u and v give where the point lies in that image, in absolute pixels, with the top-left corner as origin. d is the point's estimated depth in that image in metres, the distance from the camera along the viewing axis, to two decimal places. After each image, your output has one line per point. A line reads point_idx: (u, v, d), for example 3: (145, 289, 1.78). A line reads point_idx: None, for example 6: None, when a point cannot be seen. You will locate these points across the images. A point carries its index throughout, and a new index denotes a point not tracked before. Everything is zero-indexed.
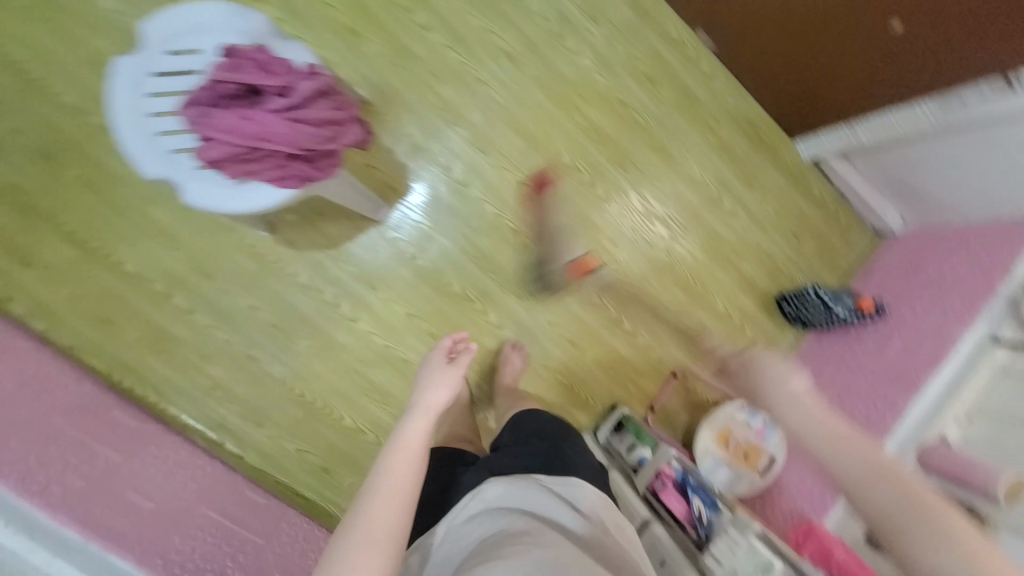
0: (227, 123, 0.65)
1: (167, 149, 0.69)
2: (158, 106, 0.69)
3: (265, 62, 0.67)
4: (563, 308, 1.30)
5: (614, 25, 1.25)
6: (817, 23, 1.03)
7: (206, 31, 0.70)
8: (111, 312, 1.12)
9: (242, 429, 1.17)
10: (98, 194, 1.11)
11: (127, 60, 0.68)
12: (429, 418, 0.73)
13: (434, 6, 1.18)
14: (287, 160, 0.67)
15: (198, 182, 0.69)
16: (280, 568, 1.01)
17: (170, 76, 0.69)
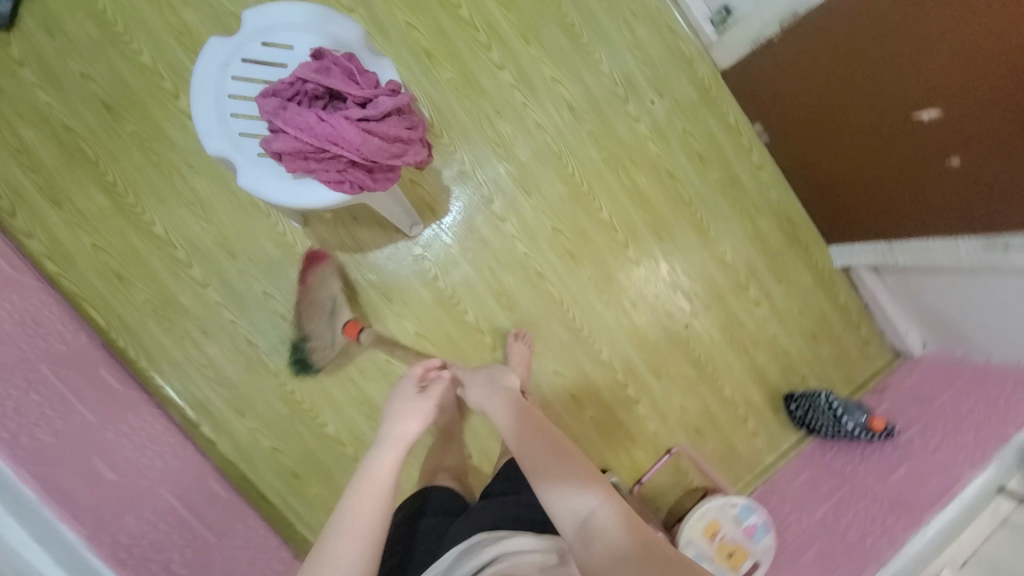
0: (300, 120, 0.65)
1: (235, 131, 0.70)
2: (238, 90, 0.71)
3: (350, 71, 0.68)
4: (570, 360, 1.28)
5: (676, 101, 1.29)
6: (873, 141, 1.06)
7: (303, 30, 0.72)
8: (127, 269, 1.11)
9: (222, 415, 1.13)
10: (146, 152, 1.11)
11: (220, 42, 0.70)
12: (399, 456, 0.67)
13: (511, 47, 1.22)
14: (348, 167, 0.67)
15: (257, 168, 0.70)
16: (226, 572, 0.96)
17: (257, 65, 0.71)
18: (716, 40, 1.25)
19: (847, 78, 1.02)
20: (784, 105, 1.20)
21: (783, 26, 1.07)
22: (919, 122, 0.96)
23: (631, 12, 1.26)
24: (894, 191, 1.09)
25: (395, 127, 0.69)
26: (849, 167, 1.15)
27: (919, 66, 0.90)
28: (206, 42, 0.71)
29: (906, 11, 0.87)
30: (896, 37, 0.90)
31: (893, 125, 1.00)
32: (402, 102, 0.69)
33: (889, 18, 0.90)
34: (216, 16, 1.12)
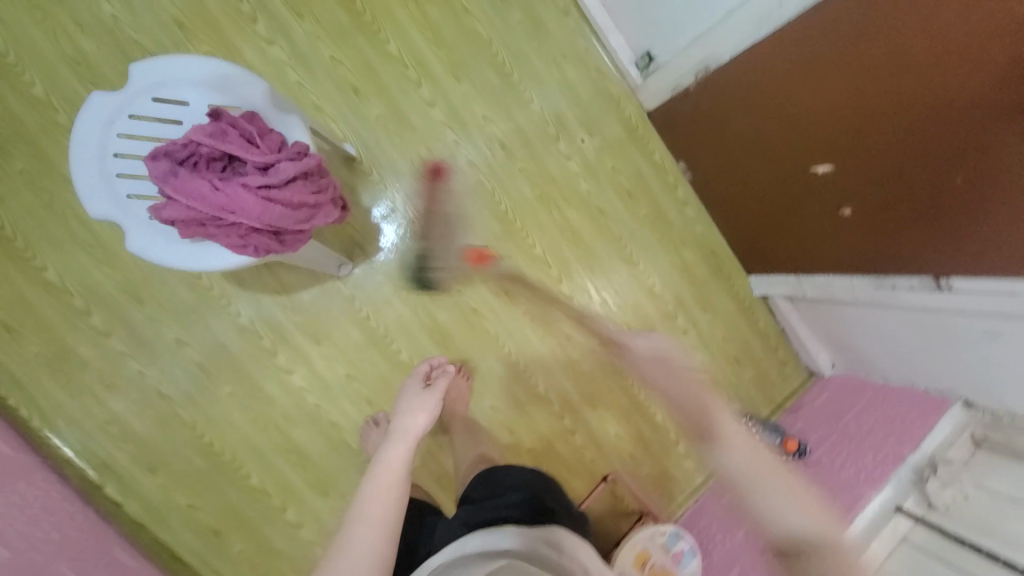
0: (191, 186, 0.62)
1: (123, 194, 0.68)
2: (126, 149, 0.68)
3: (253, 135, 0.66)
4: (508, 395, 1.28)
5: (606, 140, 1.33)
6: (779, 186, 1.14)
7: (197, 84, 0.69)
8: (18, 319, 1.02)
9: (132, 472, 1.06)
10: (39, 192, 1.02)
11: (104, 98, 0.67)
12: (409, 440, 0.81)
13: (442, 84, 1.21)
14: (247, 234, 0.65)
15: (149, 231, 0.68)
16: None
17: (148, 123, 0.68)
18: (641, 81, 1.28)
19: (753, 128, 1.09)
20: (701, 147, 1.27)
21: (699, 74, 1.12)
22: (815, 176, 1.04)
23: (563, 51, 1.28)
24: (799, 231, 1.18)
25: (302, 193, 0.66)
26: (760, 208, 1.23)
27: (812, 124, 0.97)
28: (90, 98, 0.67)
29: (795, 80, 0.95)
30: (791, 96, 0.97)
31: (794, 173, 1.08)
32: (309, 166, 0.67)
33: (785, 78, 0.96)
34: (120, 46, 1.04)
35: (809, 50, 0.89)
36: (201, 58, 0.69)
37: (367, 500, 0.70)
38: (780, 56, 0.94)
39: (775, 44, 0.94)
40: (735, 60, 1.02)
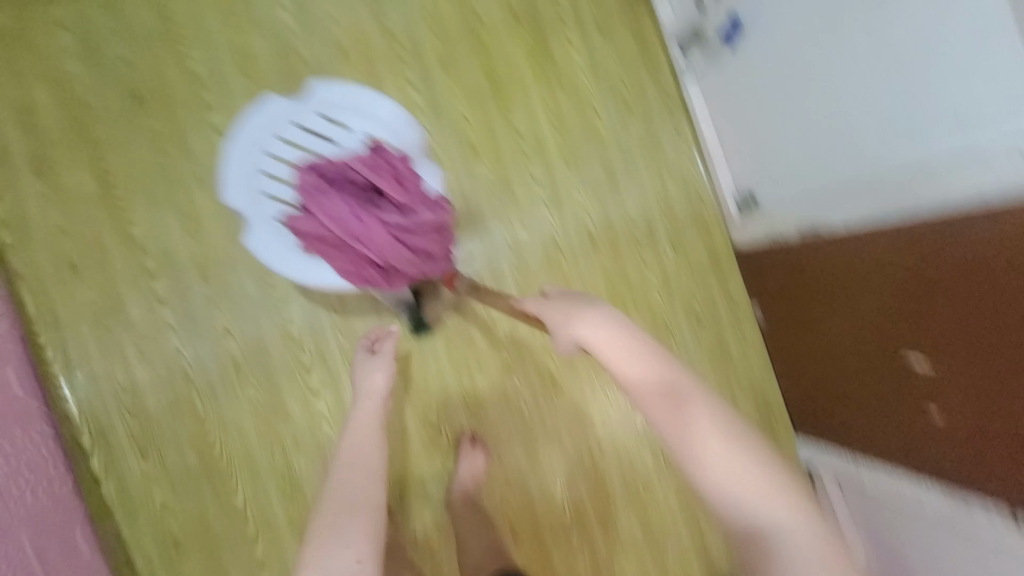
0: (331, 206, 0.65)
1: (259, 192, 0.95)
2: (275, 150, 0.95)
3: (402, 169, 0.68)
4: (522, 487, 1.20)
5: (688, 261, 1.33)
6: (864, 363, 1.09)
7: (358, 114, 0.94)
8: (86, 262, 1.02)
9: (124, 449, 1.00)
10: (158, 153, 1.06)
11: (273, 103, 0.96)
12: (375, 398, 0.85)
13: (552, 167, 1.25)
14: (366, 267, 0.66)
15: (264, 229, 0.94)
16: None
17: (303, 133, 0.95)
18: (737, 218, 1.31)
19: (848, 299, 1.07)
20: (787, 297, 1.24)
21: (801, 232, 1.13)
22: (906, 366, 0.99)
23: (672, 168, 1.33)
24: (875, 414, 1.11)
25: (429, 243, 0.67)
26: (837, 376, 1.18)
27: (913, 317, 0.94)
28: (264, 99, 0.96)
29: (906, 268, 0.94)
30: (898, 282, 0.95)
31: (884, 357, 1.03)
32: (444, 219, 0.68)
33: (896, 263, 0.95)
34: (283, 50, 1.12)
35: (928, 244, 0.89)
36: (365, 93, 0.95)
37: (349, 461, 0.72)
38: (898, 241, 0.94)
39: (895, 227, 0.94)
40: (850, 232, 1.03)
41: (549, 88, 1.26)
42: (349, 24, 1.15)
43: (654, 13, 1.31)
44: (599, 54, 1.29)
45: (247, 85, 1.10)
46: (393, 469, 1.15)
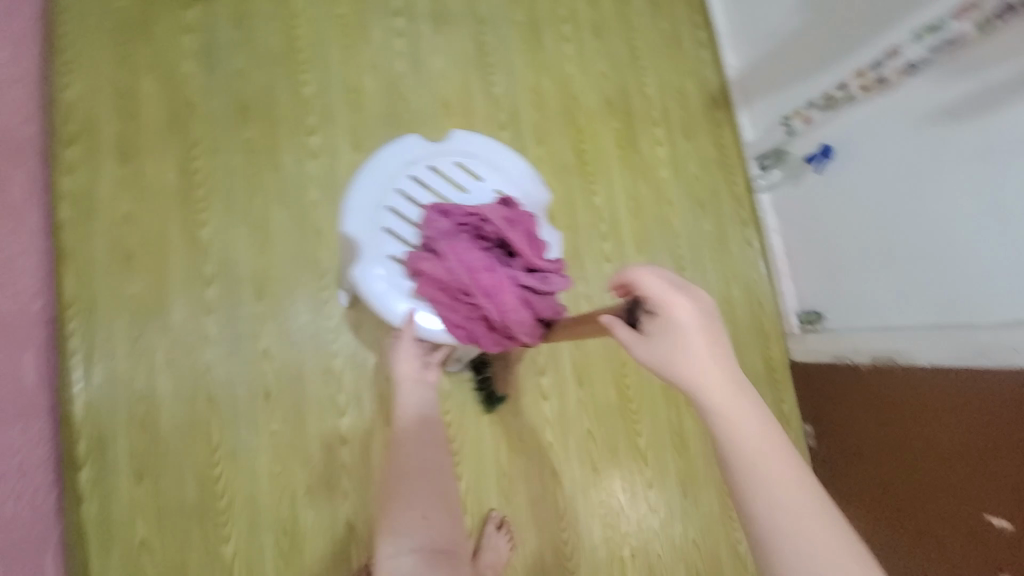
0: (465, 256, 0.75)
1: (379, 226, 0.80)
2: (409, 190, 0.82)
3: (532, 235, 0.80)
4: None
5: (743, 366, 1.29)
6: (921, 505, 1.03)
7: (494, 170, 0.87)
8: (142, 254, 0.96)
9: (119, 468, 0.89)
10: (248, 161, 1.04)
11: (414, 140, 0.84)
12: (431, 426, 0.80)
13: (623, 248, 1.25)
14: (476, 314, 0.76)
15: (377, 263, 0.79)
16: None
17: (435, 175, 0.85)
18: (798, 332, 1.29)
19: (917, 435, 1.03)
20: (840, 420, 1.20)
21: (876, 360, 1.11)
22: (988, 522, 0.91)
23: (737, 271, 1.33)
24: (918, 566, 1.03)
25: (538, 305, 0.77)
26: (883, 515, 1.11)
27: (996, 469, 0.90)
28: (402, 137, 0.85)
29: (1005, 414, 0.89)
30: (985, 429, 0.92)
31: (949, 504, 0.98)
32: (562, 285, 0.78)
33: (980, 407, 0.93)
34: (393, 92, 1.15)
35: None
36: (507, 151, 0.90)
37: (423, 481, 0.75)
38: (985, 388, 0.92)
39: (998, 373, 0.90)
40: (933, 370, 1.00)
41: (631, 175, 1.29)
42: (458, 82, 1.20)
43: (735, 127, 1.39)
44: (681, 153, 1.35)
45: (351, 117, 1.12)
46: None
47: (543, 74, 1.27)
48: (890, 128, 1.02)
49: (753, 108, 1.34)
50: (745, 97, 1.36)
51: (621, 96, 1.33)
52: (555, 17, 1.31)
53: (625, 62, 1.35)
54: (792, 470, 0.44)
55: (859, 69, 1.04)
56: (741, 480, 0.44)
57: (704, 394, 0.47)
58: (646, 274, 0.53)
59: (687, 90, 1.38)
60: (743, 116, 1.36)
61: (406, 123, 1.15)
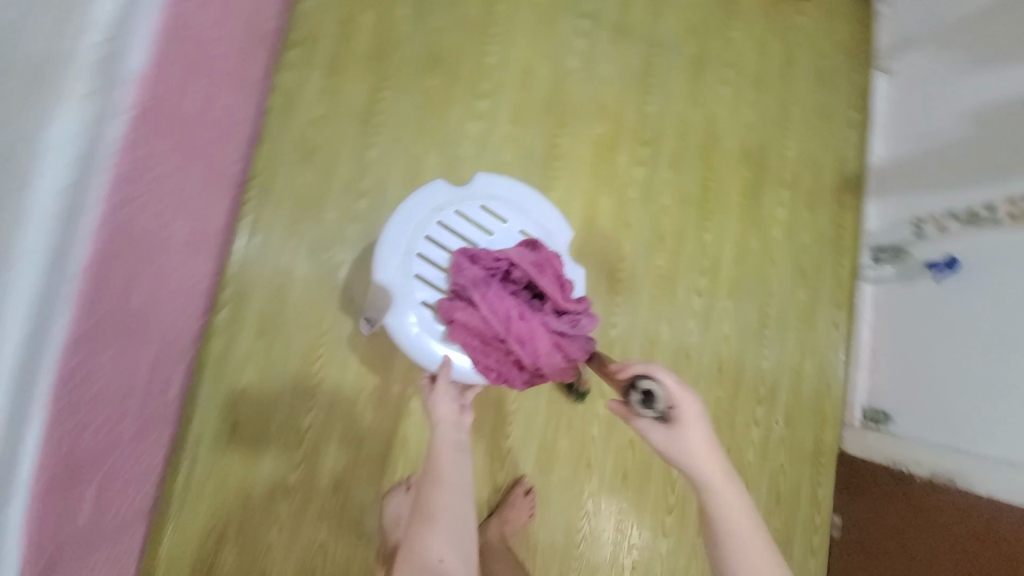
0: (495, 302, 0.87)
1: (412, 271, 0.91)
2: (436, 235, 0.94)
3: (558, 279, 0.91)
4: (542, 561, 1.14)
5: (792, 438, 1.31)
6: None
7: (518, 212, 0.99)
8: (319, 155, 1.11)
9: (248, 321, 1.05)
10: (423, 104, 1.17)
11: (444, 188, 0.96)
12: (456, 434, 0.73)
13: (716, 289, 1.30)
14: (509, 357, 0.87)
15: (406, 308, 0.90)
16: (108, 474, 0.78)
17: (461, 220, 0.96)
18: (858, 426, 1.30)
19: (944, 559, 1.04)
20: (873, 523, 1.21)
21: (934, 477, 1.11)
22: None
23: (816, 348, 1.34)
24: None
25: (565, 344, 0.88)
26: None
27: None
28: (433, 185, 0.96)
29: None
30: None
31: None
32: (589, 325, 0.89)
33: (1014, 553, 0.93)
34: (560, 83, 1.25)
35: None
36: (530, 195, 1.01)
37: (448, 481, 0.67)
38: None
39: None
40: (988, 503, 1.01)
41: (746, 225, 1.34)
42: (617, 92, 1.28)
43: (860, 213, 1.40)
44: (799, 221, 1.37)
45: (517, 94, 1.22)
46: None
47: (696, 108, 1.33)
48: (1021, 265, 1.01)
49: (886, 200, 1.35)
50: (881, 187, 1.37)
51: (761, 150, 1.37)
52: (724, 59, 1.36)
53: (775, 120, 1.38)
54: (761, 540, 0.58)
55: (1012, 196, 1.05)
56: (724, 543, 0.58)
57: (696, 470, 0.61)
58: (658, 371, 0.67)
59: (825, 164, 1.40)
60: (871, 205, 1.38)
61: (561, 114, 1.24)
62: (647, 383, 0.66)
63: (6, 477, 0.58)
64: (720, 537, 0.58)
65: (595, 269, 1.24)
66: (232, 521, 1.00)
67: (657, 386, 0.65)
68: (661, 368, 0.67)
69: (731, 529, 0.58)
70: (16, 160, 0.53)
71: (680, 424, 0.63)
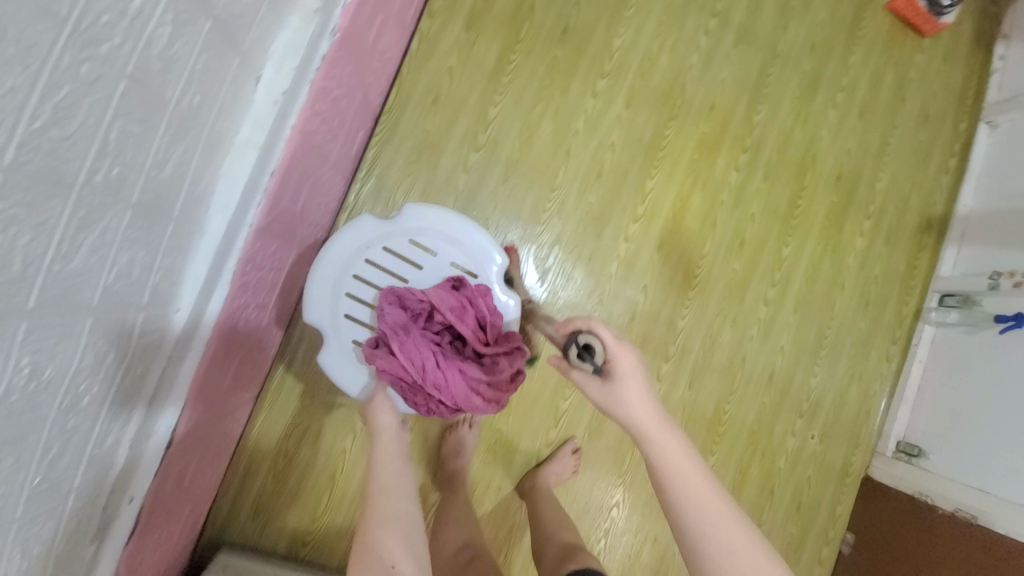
0: (413, 346, 0.78)
1: (340, 313, 0.86)
2: (363, 273, 0.87)
3: (484, 315, 0.83)
4: (577, 516, 1.24)
5: (824, 456, 1.37)
6: None
7: (451, 242, 0.87)
8: (445, 104, 1.17)
9: None
10: (548, 73, 1.22)
11: (368, 223, 0.86)
12: (394, 429, 0.76)
13: (782, 302, 1.35)
14: (431, 403, 0.79)
15: (337, 355, 0.86)
16: (244, 358, 0.88)
17: (389, 254, 0.87)
18: (889, 455, 1.36)
19: None
20: (881, 545, 1.29)
21: (957, 512, 1.17)
22: None
23: (865, 376, 1.40)
24: None
25: (491, 392, 0.79)
26: None
27: None
28: (357, 218, 0.87)
29: None
30: None
31: None
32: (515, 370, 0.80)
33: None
34: (679, 76, 1.28)
35: None
36: (466, 220, 0.88)
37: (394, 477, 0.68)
38: None
39: None
40: (1001, 540, 1.08)
41: (824, 247, 1.38)
42: (730, 95, 1.32)
43: (936, 257, 1.43)
44: (874, 252, 1.41)
45: (636, 80, 1.26)
46: (504, 422, 1.22)
47: (800, 125, 1.36)
48: None
49: (965, 248, 1.38)
50: (962, 236, 1.40)
51: (854, 178, 1.40)
52: (837, 82, 1.38)
53: (872, 151, 1.41)
54: (698, 474, 0.60)
55: None
56: (668, 485, 0.59)
57: (633, 420, 0.63)
58: (598, 327, 0.68)
59: (912, 203, 1.43)
60: (948, 251, 1.41)
61: (673, 107, 1.28)
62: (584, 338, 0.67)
63: (198, 328, 0.68)
64: (662, 478, 0.60)
65: (675, 261, 1.29)
66: (314, 424, 1.10)
67: (595, 340, 0.66)
68: (600, 324, 0.68)
69: (672, 468, 0.60)
70: (255, 53, 0.62)
71: (617, 372, 0.64)
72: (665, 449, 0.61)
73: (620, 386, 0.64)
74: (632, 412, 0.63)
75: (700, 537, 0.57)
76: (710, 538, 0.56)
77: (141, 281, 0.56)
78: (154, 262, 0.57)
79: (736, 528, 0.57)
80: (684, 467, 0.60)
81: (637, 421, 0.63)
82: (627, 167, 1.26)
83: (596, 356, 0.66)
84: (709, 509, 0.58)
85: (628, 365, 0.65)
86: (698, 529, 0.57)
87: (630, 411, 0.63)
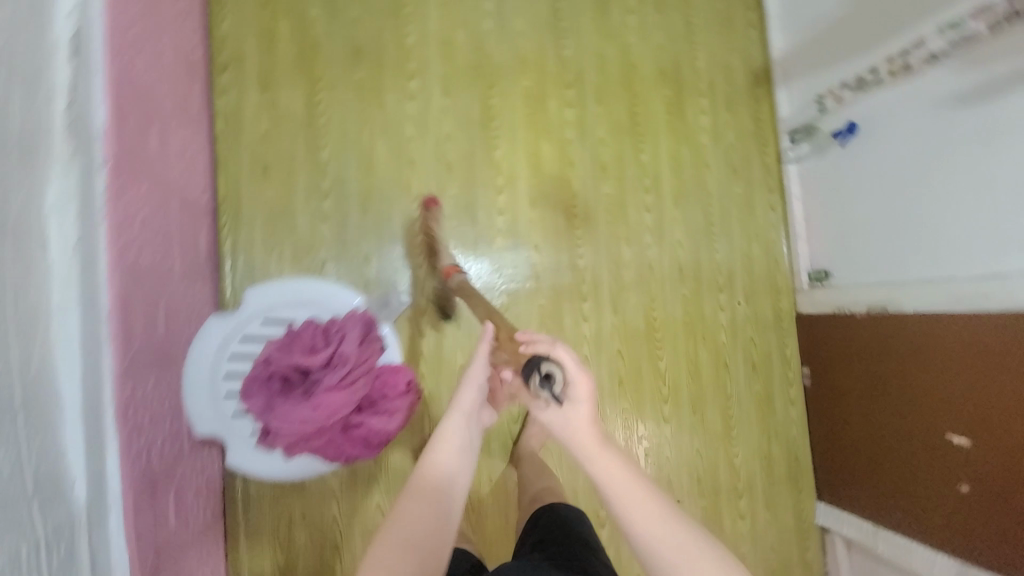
0: (289, 410, 0.86)
1: (227, 414, 0.91)
2: (234, 369, 0.92)
3: (321, 336, 0.92)
4: (570, 469, 1.33)
5: (755, 314, 1.49)
6: (887, 427, 1.27)
7: (304, 307, 0.96)
8: (276, 169, 1.19)
9: None
10: (358, 96, 1.24)
11: (218, 324, 0.92)
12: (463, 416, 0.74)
13: (661, 202, 1.44)
14: (341, 430, 0.89)
15: (247, 450, 0.92)
16: (175, 486, 0.91)
17: (251, 342, 0.94)
18: (807, 288, 1.49)
19: (886, 372, 1.27)
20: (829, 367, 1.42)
21: (869, 310, 1.30)
22: (938, 430, 1.15)
23: (759, 232, 1.51)
24: (883, 471, 1.29)
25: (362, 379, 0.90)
26: (858, 437, 1.35)
27: (942, 393, 1.13)
28: (205, 324, 0.92)
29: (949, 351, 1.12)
30: (936, 361, 1.15)
31: (908, 424, 1.22)
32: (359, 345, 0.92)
33: (931, 345, 1.16)
34: (479, 46, 1.33)
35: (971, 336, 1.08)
36: (306, 283, 0.97)
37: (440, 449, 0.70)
38: (951, 329, 1.12)
39: (951, 317, 1.12)
40: (912, 317, 1.20)
41: (676, 138, 1.47)
42: (533, 42, 1.37)
43: (774, 104, 1.54)
44: (721, 124, 1.51)
45: (442, 67, 1.30)
46: None
47: (608, 41, 1.43)
48: (911, 113, 1.18)
49: (791, 85, 1.49)
50: (785, 76, 1.51)
51: (676, 66, 1.48)
52: None
53: (680, 36, 1.49)
54: (649, 494, 0.57)
55: (890, 55, 1.18)
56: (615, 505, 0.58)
57: (583, 444, 0.61)
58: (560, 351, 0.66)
59: (733, 66, 1.53)
60: (781, 94, 1.52)
61: (488, 76, 1.33)
62: (544, 364, 0.62)
63: (105, 485, 0.70)
64: (613, 499, 0.58)
65: (552, 209, 1.35)
66: (294, 507, 1.13)
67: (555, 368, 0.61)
68: (564, 350, 0.66)
69: (620, 490, 0.58)
70: (28, 223, 0.62)
71: (572, 403, 0.62)
72: (617, 477, 0.58)
73: (574, 416, 0.62)
74: (586, 438, 0.60)
75: (651, 553, 0.55)
76: (659, 554, 0.55)
77: (16, 476, 0.57)
78: (20, 454, 0.58)
79: (692, 545, 0.55)
80: (633, 489, 0.58)
81: (589, 448, 0.60)
82: (470, 148, 1.30)
83: (556, 384, 0.61)
84: (660, 526, 0.56)
85: (584, 394, 0.62)
86: (650, 549, 0.55)
87: (586, 438, 0.61)
